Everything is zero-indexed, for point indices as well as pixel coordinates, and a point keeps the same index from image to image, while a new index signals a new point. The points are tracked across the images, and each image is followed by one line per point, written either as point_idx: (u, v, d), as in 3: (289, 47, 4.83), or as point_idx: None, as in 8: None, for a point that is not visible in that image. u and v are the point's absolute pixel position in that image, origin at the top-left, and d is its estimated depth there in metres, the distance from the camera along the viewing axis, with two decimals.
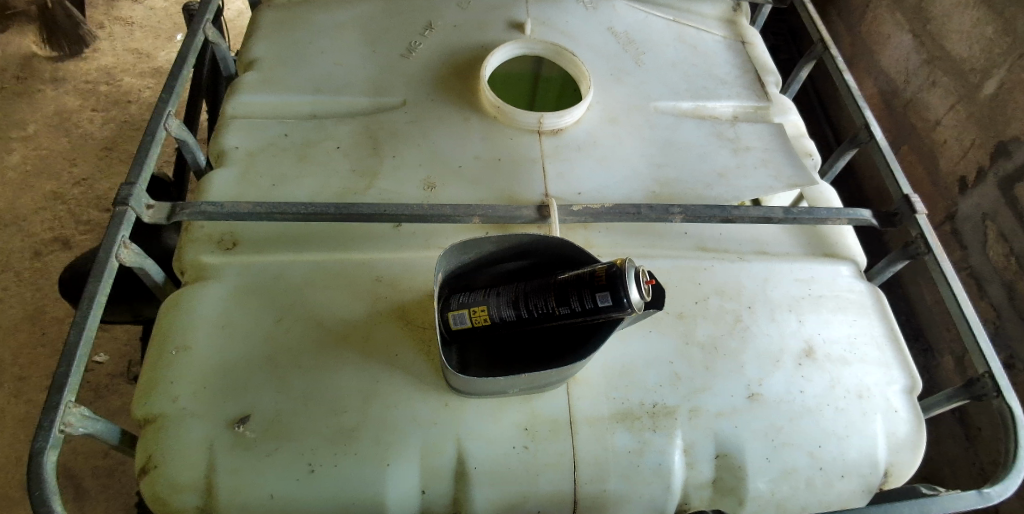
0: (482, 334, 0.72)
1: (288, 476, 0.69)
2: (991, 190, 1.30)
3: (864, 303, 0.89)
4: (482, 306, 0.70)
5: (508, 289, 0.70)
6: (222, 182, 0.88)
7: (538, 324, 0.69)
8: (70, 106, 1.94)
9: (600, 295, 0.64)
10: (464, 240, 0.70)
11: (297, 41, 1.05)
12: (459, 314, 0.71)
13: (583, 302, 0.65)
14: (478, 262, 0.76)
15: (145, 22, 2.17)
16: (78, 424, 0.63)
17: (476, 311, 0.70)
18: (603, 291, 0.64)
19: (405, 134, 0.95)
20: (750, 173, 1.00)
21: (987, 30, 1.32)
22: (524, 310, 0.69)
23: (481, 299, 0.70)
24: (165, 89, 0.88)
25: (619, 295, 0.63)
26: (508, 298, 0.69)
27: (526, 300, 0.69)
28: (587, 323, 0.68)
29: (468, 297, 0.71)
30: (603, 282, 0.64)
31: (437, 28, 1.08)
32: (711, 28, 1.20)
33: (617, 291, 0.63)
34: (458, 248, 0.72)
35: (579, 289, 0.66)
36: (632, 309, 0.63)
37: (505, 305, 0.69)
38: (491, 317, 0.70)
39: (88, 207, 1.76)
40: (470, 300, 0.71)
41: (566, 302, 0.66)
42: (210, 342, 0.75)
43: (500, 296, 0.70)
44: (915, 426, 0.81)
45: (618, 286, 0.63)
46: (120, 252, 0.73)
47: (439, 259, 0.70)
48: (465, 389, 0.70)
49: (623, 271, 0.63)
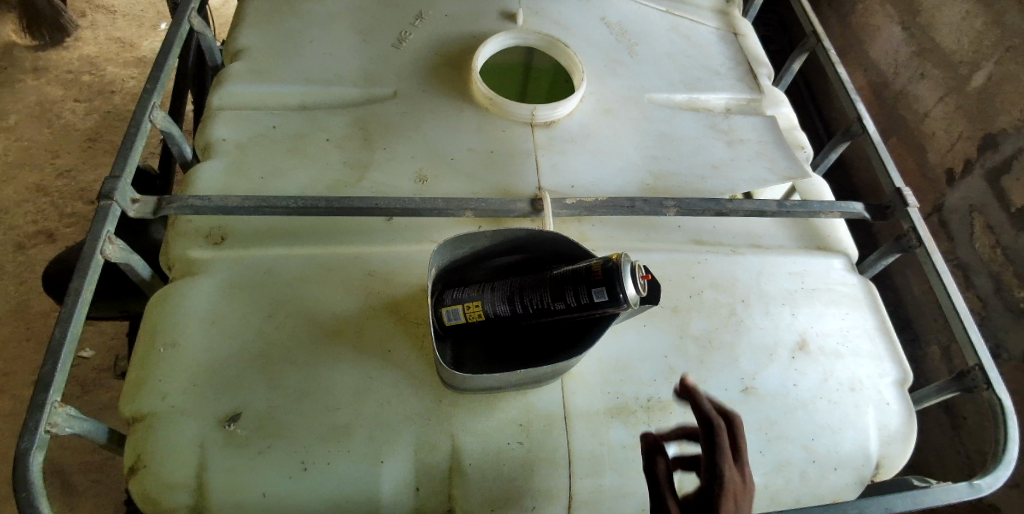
0: (476, 329, 0.71)
1: (281, 475, 0.68)
2: (979, 182, 1.31)
3: (856, 296, 0.89)
4: (478, 301, 0.69)
5: (503, 284, 0.70)
6: (210, 175, 0.87)
7: (533, 320, 0.68)
8: (52, 97, 1.90)
9: (596, 291, 0.64)
10: (458, 235, 0.70)
11: (285, 30, 1.03)
12: (453, 310, 0.70)
13: (579, 298, 0.65)
14: (472, 257, 0.75)
15: (128, 10, 2.13)
16: (64, 424, 0.62)
17: (471, 307, 0.69)
18: (600, 286, 0.63)
19: (396, 125, 0.94)
20: (745, 166, 0.99)
21: (977, 22, 1.32)
22: (520, 306, 0.68)
23: (476, 294, 0.70)
24: (150, 80, 0.86)
25: (616, 290, 0.62)
26: (504, 293, 0.69)
27: (521, 295, 0.68)
28: (583, 319, 0.68)
29: (461, 292, 0.71)
30: (600, 277, 0.63)
31: (428, 17, 1.07)
32: (704, 19, 1.19)
33: (614, 286, 0.63)
34: (452, 243, 0.71)
35: (575, 285, 0.65)
36: (628, 304, 0.63)
37: (501, 301, 0.69)
38: (486, 313, 0.69)
39: (72, 199, 1.73)
40: (465, 296, 0.70)
41: (561, 297, 0.66)
42: (200, 339, 0.73)
43: (495, 291, 0.69)
44: (906, 418, 0.82)
45: (615, 281, 0.63)
46: (105, 248, 0.72)
47: (432, 255, 0.69)
48: (460, 386, 0.69)
49: (619, 266, 0.62)
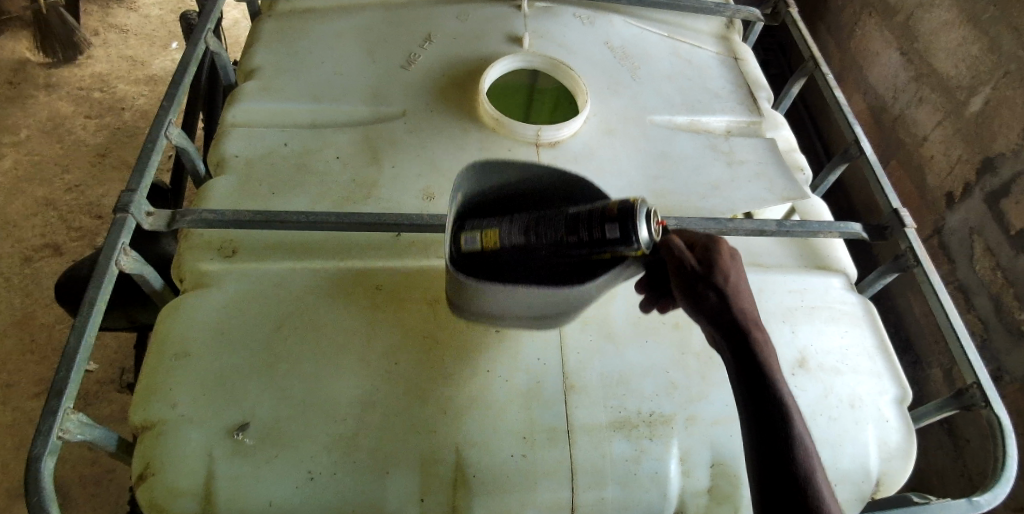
0: (493, 261, 0.70)
1: (288, 484, 0.69)
2: (978, 205, 1.33)
3: (856, 315, 0.91)
4: (495, 230, 0.69)
5: (522, 216, 0.69)
6: (222, 190, 0.89)
7: (546, 256, 0.68)
8: (63, 113, 1.94)
9: (609, 227, 0.64)
10: (490, 160, 0.70)
11: (298, 48, 1.06)
12: (470, 236, 0.70)
13: (592, 232, 0.65)
14: (492, 190, 0.76)
15: (140, 29, 2.18)
16: (76, 430, 0.63)
17: (488, 233, 0.69)
18: (613, 223, 0.64)
19: (404, 144, 0.97)
20: (746, 186, 1.02)
21: (974, 48, 1.35)
22: (534, 237, 0.68)
23: (495, 223, 0.69)
24: (166, 97, 0.88)
25: (629, 229, 0.63)
26: (521, 223, 0.68)
27: (539, 227, 0.68)
28: (589, 260, 0.67)
29: (481, 221, 0.71)
30: (615, 215, 0.64)
31: (437, 39, 1.10)
32: (705, 43, 1.22)
33: (627, 225, 0.63)
34: (481, 168, 0.71)
35: (588, 221, 0.65)
36: (639, 245, 0.63)
37: (517, 231, 0.68)
38: (501, 242, 0.69)
39: (81, 213, 1.75)
40: (484, 224, 0.70)
41: (575, 231, 0.66)
42: (210, 348, 0.75)
43: (514, 221, 0.69)
44: (906, 435, 0.83)
45: (629, 221, 0.63)
46: (120, 258, 0.73)
47: (461, 175, 0.69)
48: (469, 302, 0.70)
49: (635, 207, 0.63)
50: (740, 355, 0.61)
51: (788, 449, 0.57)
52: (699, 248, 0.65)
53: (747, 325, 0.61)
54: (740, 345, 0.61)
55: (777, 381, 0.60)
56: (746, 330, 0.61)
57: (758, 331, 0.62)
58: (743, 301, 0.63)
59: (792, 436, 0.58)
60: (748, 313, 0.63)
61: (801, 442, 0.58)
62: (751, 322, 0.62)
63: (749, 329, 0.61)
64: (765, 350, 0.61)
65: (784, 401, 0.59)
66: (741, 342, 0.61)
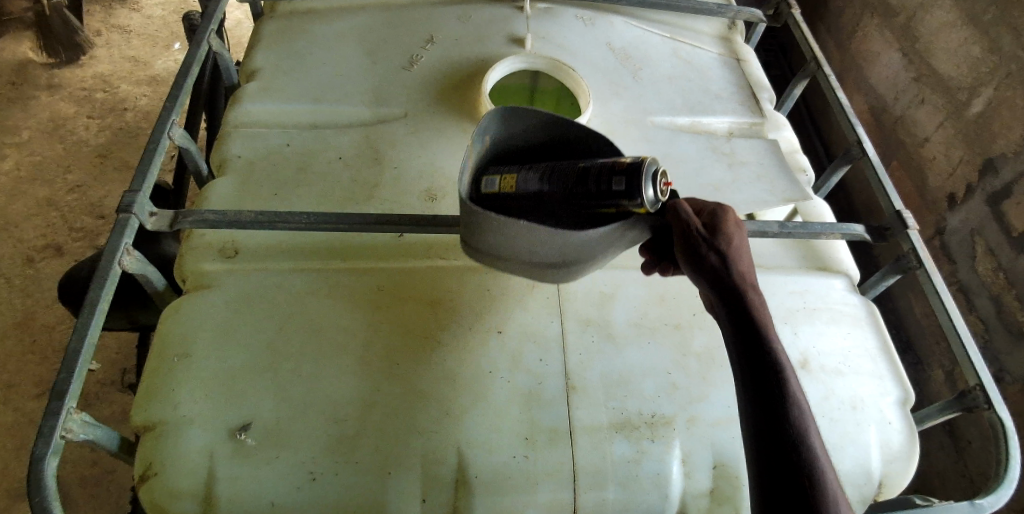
0: (505, 204, 0.71)
1: (289, 485, 0.69)
2: (979, 206, 1.33)
3: (858, 316, 0.90)
4: (513, 175, 0.70)
5: (541, 164, 0.70)
6: (223, 191, 0.89)
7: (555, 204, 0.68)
8: (65, 113, 1.94)
9: (617, 180, 0.64)
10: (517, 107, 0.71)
11: (299, 49, 1.07)
12: (491, 179, 0.71)
13: (600, 185, 0.65)
14: (519, 140, 0.77)
15: (142, 30, 2.18)
16: (79, 430, 0.63)
17: (506, 177, 0.70)
18: (621, 176, 0.64)
19: (405, 145, 0.97)
20: (747, 187, 1.01)
21: (975, 49, 1.35)
22: (547, 184, 0.68)
23: (514, 169, 0.71)
24: (170, 98, 0.88)
25: (634, 183, 0.63)
26: (539, 171, 0.69)
27: (553, 175, 0.68)
28: (592, 213, 0.67)
29: (503, 167, 0.72)
30: (623, 169, 0.64)
31: (438, 40, 1.10)
32: (706, 44, 1.22)
33: (633, 179, 0.63)
34: (509, 114, 0.73)
35: (599, 174, 0.66)
36: (642, 202, 0.63)
37: (534, 177, 0.69)
38: (517, 187, 0.70)
39: (82, 214, 1.76)
40: (505, 169, 0.71)
41: (585, 182, 0.66)
42: (210, 349, 0.75)
43: (532, 169, 0.70)
44: (908, 437, 0.83)
45: (636, 174, 0.63)
46: (122, 259, 0.73)
47: (487, 117, 0.70)
48: (475, 244, 0.71)
49: (643, 163, 0.63)
50: (737, 314, 0.61)
51: (781, 405, 0.57)
52: (705, 215, 0.67)
53: (744, 285, 0.62)
54: (737, 304, 0.61)
55: (772, 341, 0.60)
56: (743, 290, 0.62)
57: (756, 292, 0.62)
58: (742, 265, 0.64)
59: (785, 393, 0.57)
60: (746, 276, 0.64)
61: (795, 399, 0.58)
62: (749, 284, 0.63)
63: (746, 289, 0.62)
64: (761, 311, 0.61)
65: (779, 361, 0.59)
66: (738, 301, 0.61)
